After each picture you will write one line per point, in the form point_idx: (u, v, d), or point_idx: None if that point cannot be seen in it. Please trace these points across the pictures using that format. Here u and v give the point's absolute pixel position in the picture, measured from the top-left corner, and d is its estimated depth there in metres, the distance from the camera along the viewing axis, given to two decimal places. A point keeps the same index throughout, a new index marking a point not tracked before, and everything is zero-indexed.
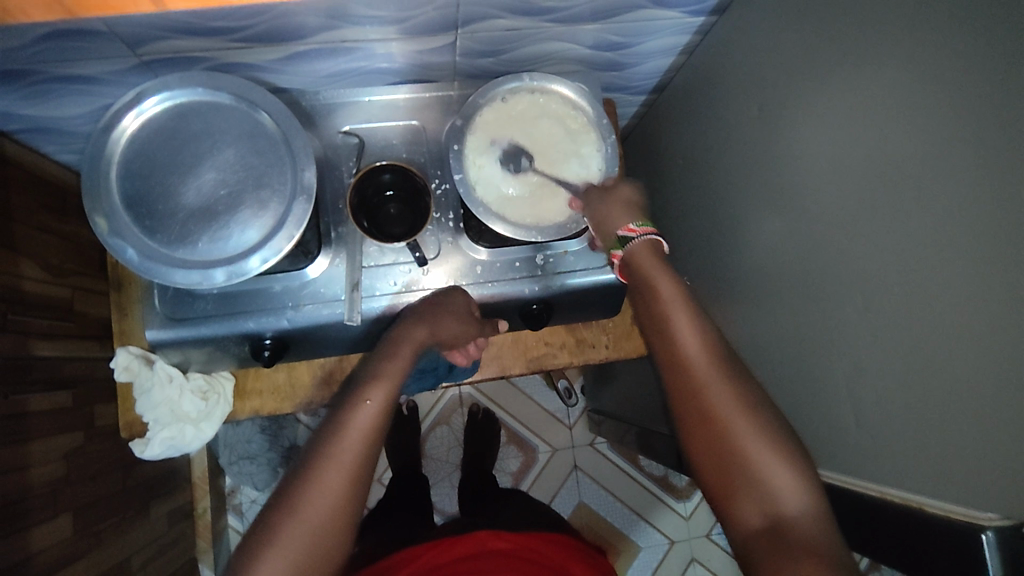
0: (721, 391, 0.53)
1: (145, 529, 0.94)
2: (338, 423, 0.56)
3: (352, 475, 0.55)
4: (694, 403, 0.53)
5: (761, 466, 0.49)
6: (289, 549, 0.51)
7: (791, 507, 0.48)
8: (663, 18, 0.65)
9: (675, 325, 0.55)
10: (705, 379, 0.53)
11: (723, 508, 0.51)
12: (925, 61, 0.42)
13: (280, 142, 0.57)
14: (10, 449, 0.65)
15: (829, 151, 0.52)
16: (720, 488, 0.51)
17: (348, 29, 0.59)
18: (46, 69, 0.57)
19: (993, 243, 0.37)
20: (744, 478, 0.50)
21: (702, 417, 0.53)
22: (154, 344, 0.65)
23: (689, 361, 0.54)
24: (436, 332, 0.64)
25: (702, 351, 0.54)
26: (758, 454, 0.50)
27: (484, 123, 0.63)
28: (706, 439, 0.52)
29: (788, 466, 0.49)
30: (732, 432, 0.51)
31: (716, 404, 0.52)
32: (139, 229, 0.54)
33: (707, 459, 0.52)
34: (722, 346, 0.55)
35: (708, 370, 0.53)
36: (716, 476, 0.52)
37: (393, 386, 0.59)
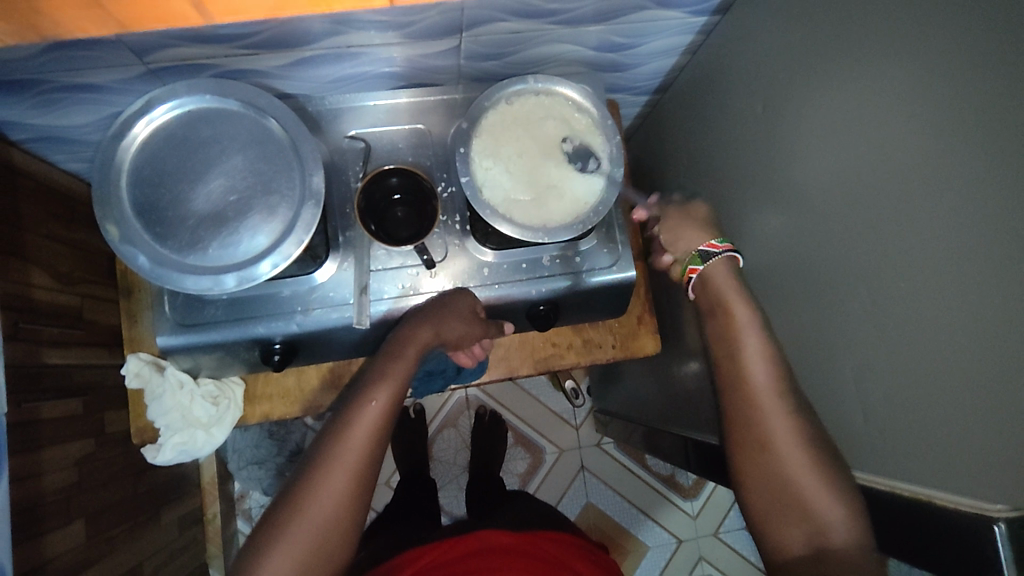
0: (785, 424, 0.58)
1: (156, 535, 0.95)
2: (344, 422, 0.57)
3: (357, 474, 0.55)
4: (754, 426, 0.60)
5: (808, 494, 0.55)
6: (296, 544, 0.52)
7: (836, 535, 0.53)
8: (665, 18, 0.66)
9: (742, 349, 0.62)
10: (762, 406, 0.60)
11: (765, 527, 0.59)
12: (930, 56, 0.42)
13: (288, 148, 0.58)
14: (24, 457, 0.66)
15: (834, 148, 0.52)
16: (764, 511, 0.59)
17: (353, 35, 0.59)
18: (55, 79, 0.58)
19: (998, 236, 0.38)
20: (791, 503, 0.57)
21: (760, 440, 0.59)
22: (164, 350, 0.65)
23: (752, 387, 0.61)
24: (441, 332, 0.64)
25: (768, 382, 0.60)
26: (809, 480, 0.55)
27: (489, 125, 0.64)
28: (760, 467, 0.59)
29: (839, 499, 0.54)
30: (786, 456, 0.57)
31: (775, 439, 0.58)
32: (150, 236, 0.55)
33: (761, 478, 0.59)
34: (784, 374, 0.60)
35: (774, 403, 0.59)
36: (767, 498, 0.59)
37: (397, 385, 0.59)
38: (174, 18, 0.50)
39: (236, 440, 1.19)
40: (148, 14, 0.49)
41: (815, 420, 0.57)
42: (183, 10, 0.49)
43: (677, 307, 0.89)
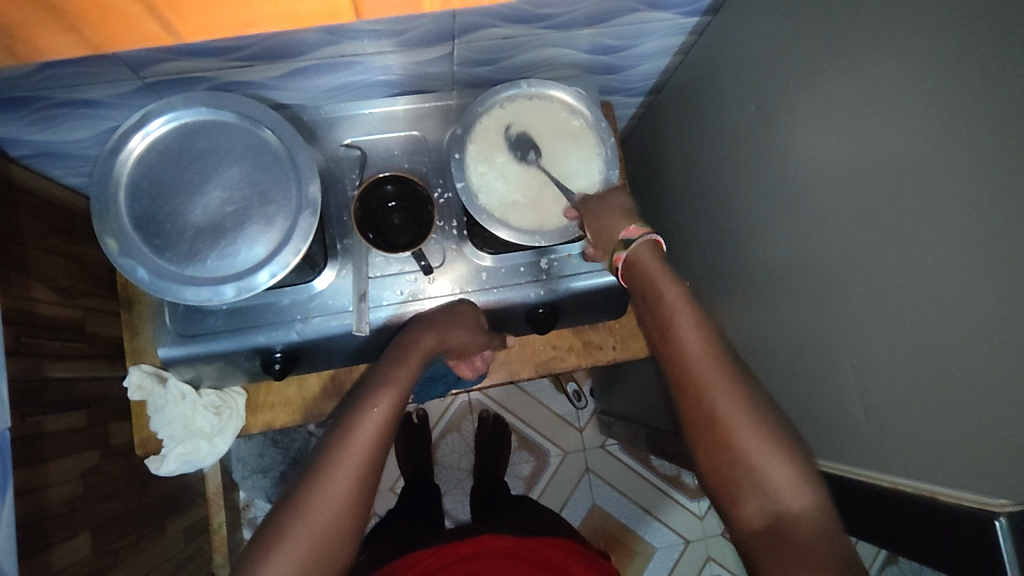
0: (731, 399, 0.53)
1: (162, 546, 0.95)
2: (347, 428, 0.57)
3: (358, 479, 0.55)
4: (697, 405, 0.54)
5: (763, 467, 0.52)
6: (297, 550, 0.52)
7: (793, 504, 0.50)
8: (657, 20, 0.66)
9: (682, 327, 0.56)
10: (704, 380, 0.54)
11: (724, 501, 0.53)
12: (921, 54, 0.42)
13: (284, 158, 0.58)
14: (28, 470, 0.66)
15: (828, 145, 0.52)
16: (720, 484, 0.54)
17: (347, 44, 0.59)
18: (52, 95, 0.58)
19: (994, 230, 0.38)
20: (745, 478, 0.52)
21: (704, 416, 0.54)
22: (165, 361, 0.66)
23: (689, 363, 0.55)
24: (445, 338, 0.65)
25: (707, 358, 0.55)
26: (761, 453, 0.52)
27: (484, 130, 0.64)
28: (713, 444, 0.54)
29: (792, 469, 0.51)
30: (735, 432, 0.53)
31: (723, 416, 0.53)
32: (148, 248, 0.55)
33: (713, 458, 0.54)
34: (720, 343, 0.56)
35: (713, 375, 0.54)
36: (721, 477, 0.54)
37: (400, 392, 0.60)
38: (148, 39, 0.50)
39: (240, 449, 1.19)
40: (120, 35, 0.48)
41: (759, 393, 0.54)
42: (155, 30, 0.48)
43: None
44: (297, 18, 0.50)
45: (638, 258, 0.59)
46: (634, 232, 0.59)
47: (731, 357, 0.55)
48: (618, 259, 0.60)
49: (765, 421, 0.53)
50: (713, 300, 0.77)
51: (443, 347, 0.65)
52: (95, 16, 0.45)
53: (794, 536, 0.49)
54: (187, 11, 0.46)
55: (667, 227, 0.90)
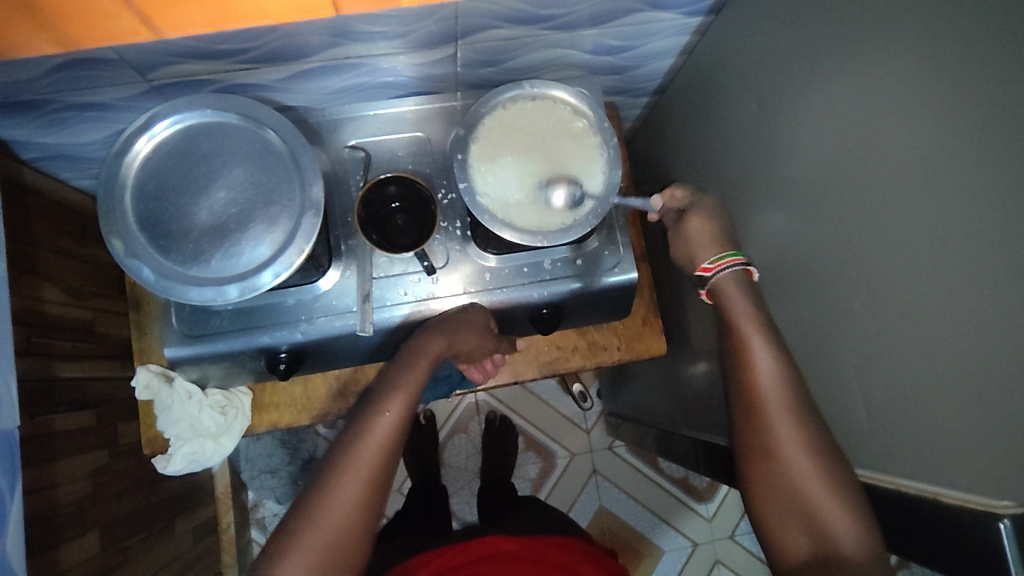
0: (790, 428, 0.56)
1: (170, 545, 0.96)
2: (357, 431, 0.57)
3: (368, 483, 0.56)
4: (762, 437, 0.57)
5: (817, 502, 0.53)
6: (309, 554, 0.52)
7: (845, 546, 0.52)
8: (660, 20, 0.66)
9: (755, 357, 0.58)
10: (770, 414, 0.57)
11: (772, 532, 0.57)
12: (921, 51, 0.42)
13: (288, 159, 0.58)
14: (38, 469, 0.67)
15: (831, 144, 0.52)
16: (770, 514, 0.57)
17: (351, 46, 0.60)
18: (60, 98, 0.59)
19: (997, 223, 0.37)
20: (798, 507, 0.55)
21: (763, 445, 0.57)
22: (173, 362, 0.67)
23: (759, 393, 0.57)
24: (453, 342, 0.65)
25: (779, 388, 0.57)
26: (816, 490, 0.54)
27: (486, 131, 0.64)
28: (765, 469, 0.57)
29: (847, 510, 0.52)
30: (792, 462, 0.55)
31: (781, 445, 0.56)
32: (154, 249, 0.56)
33: (772, 484, 0.57)
34: (796, 378, 0.57)
35: (778, 412, 0.56)
36: (774, 505, 0.57)
37: (410, 398, 0.60)
38: (120, 35, 0.51)
39: (248, 450, 1.20)
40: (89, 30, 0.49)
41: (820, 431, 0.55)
42: (125, 26, 0.50)
43: (683, 308, 0.88)
44: (270, 14, 0.51)
45: (722, 285, 0.61)
46: (725, 262, 0.61)
47: (801, 388, 0.57)
48: (701, 270, 0.62)
49: (821, 455, 0.54)
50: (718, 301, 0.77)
51: (451, 351, 0.65)
52: (82, 17, 0.47)
53: (840, 572, 0.51)
54: (154, 7, 0.48)
55: None
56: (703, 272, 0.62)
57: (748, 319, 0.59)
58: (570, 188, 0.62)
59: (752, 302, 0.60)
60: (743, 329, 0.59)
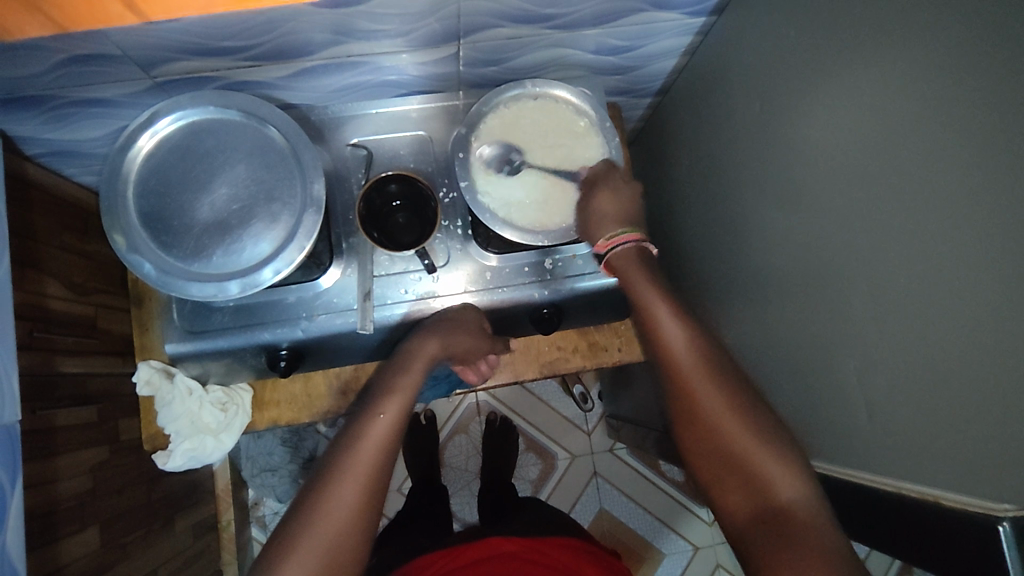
0: (709, 385, 0.56)
1: (170, 542, 0.96)
2: (356, 433, 0.58)
3: (367, 485, 0.55)
4: (686, 404, 0.56)
5: (749, 454, 0.53)
6: (309, 557, 0.52)
7: (783, 494, 0.51)
8: (663, 20, 0.66)
9: (659, 316, 0.58)
10: (691, 379, 0.56)
11: (716, 497, 0.55)
12: (923, 52, 0.42)
13: (289, 156, 0.58)
14: (39, 463, 0.67)
15: (834, 145, 0.51)
16: (710, 478, 0.55)
17: (354, 44, 0.60)
18: (65, 94, 0.60)
19: (998, 225, 0.37)
20: (735, 466, 0.53)
21: (689, 413, 0.56)
22: (174, 358, 0.67)
23: (670, 352, 0.58)
24: (448, 344, 0.64)
25: (687, 345, 0.57)
26: (747, 441, 0.53)
27: (488, 129, 0.64)
28: (695, 432, 0.56)
29: (779, 456, 0.52)
30: (719, 418, 0.55)
31: (704, 404, 0.55)
32: (155, 245, 0.56)
33: (703, 448, 0.55)
34: (702, 336, 0.58)
35: (695, 373, 0.56)
36: (712, 472, 0.55)
37: (406, 401, 0.60)
38: (114, 18, 0.49)
39: (249, 447, 1.20)
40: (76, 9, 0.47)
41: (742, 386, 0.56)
42: (121, 10, 0.48)
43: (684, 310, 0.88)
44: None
45: (619, 261, 0.61)
46: (620, 237, 0.60)
47: (709, 343, 0.58)
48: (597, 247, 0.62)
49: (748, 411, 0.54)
50: (719, 303, 0.77)
51: (447, 352, 0.65)
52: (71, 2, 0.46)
53: (787, 521, 0.49)
54: None
55: (673, 229, 0.89)
56: (599, 248, 0.61)
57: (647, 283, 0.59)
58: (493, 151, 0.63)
59: (653, 271, 0.60)
60: (645, 295, 0.59)
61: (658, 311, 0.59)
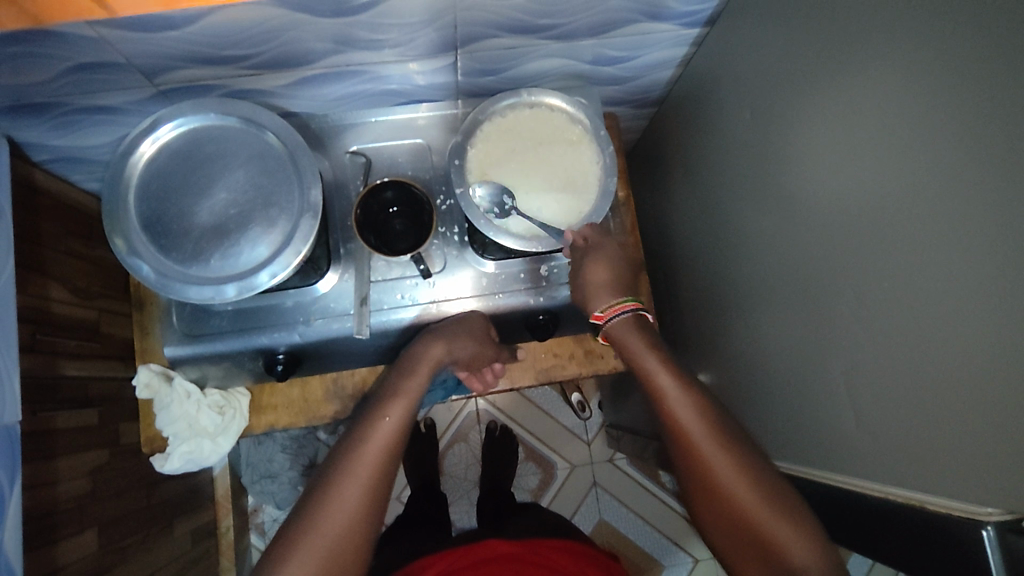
0: (724, 462, 0.58)
1: (168, 546, 0.96)
2: (359, 437, 0.58)
3: (370, 487, 0.56)
4: (702, 480, 0.59)
5: (767, 525, 0.55)
6: (311, 559, 0.52)
7: (797, 556, 0.54)
8: (658, 31, 0.67)
9: (676, 407, 0.60)
10: (704, 452, 0.58)
11: (737, 561, 0.59)
12: (907, 61, 0.42)
13: (287, 162, 0.59)
14: (40, 464, 0.68)
15: (824, 152, 0.52)
16: (734, 547, 0.58)
17: (354, 54, 0.62)
18: (71, 100, 0.61)
19: (979, 230, 0.38)
20: (755, 537, 0.56)
21: (732, 516, 0.57)
22: (173, 361, 0.68)
23: (686, 436, 0.59)
24: (453, 348, 0.65)
25: (700, 426, 0.59)
26: (764, 511, 0.56)
27: (484, 137, 0.65)
28: (714, 506, 0.59)
29: (792, 522, 0.55)
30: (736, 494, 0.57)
31: (721, 479, 0.58)
32: (155, 248, 0.57)
33: (722, 521, 0.58)
34: (715, 415, 0.60)
35: (706, 439, 0.59)
36: (732, 537, 0.58)
37: (407, 406, 0.61)
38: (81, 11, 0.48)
39: (251, 453, 1.20)
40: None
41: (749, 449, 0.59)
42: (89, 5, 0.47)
43: (682, 319, 0.89)
44: None
45: (619, 327, 0.65)
46: (617, 310, 0.65)
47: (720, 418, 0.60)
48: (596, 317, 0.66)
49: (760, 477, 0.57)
50: (715, 311, 0.77)
51: (452, 357, 0.65)
52: None
53: None
54: None
55: (669, 239, 0.89)
56: (596, 319, 0.66)
57: (661, 369, 0.62)
58: (492, 191, 0.63)
59: (658, 344, 0.64)
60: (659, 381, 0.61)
61: (671, 396, 0.61)
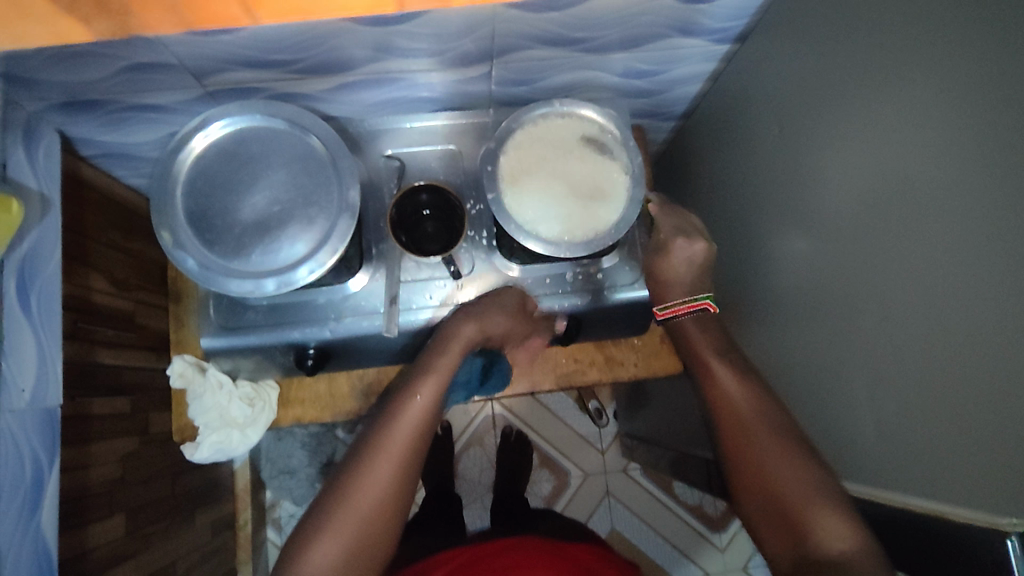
0: (763, 434, 0.59)
1: (189, 535, 0.98)
2: (391, 413, 0.60)
3: (400, 466, 0.58)
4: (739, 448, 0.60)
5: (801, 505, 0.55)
6: (342, 532, 0.55)
7: (832, 542, 0.52)
8: (688, 46, 0.68)
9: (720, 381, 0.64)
10: (743, 420, 0.61)
11: (767, 542, 0.58)
12: (930, 82, 0.44)
13: (328, 164, 0.62)
14: (76, 447, 0.71)
15: (849, 167, 0.53)
16: (770, 525, 0.57)
17: (392, 61, 0.64)
18: (123, 98, 0.64)
19: (1001, 245, 0.39)
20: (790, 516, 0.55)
21: (770, 493, 0.57)
22: (208, 352, 0.70)
23: (728, 406, 0.62)
24: (484, 326, 0.66)
25: (743, 398, 0.62)
26: (797, 485, 0.56)
27: (516, 143, 0.67)
28: (751, 477, 0.59)
29: (831, 511, 0.54)
30: (774, 468, 0.58)
31: (757, 451, 0.59)
32: (198, 242, 0.59)
33: (757, 497, 0.58)
34: (761, 393, 0.62)
35: (750, 413, 0.61)
36: (766, 515, 0.58)
37: (438, 385, 0.62)
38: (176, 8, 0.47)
39: (273, 449, 1.24)
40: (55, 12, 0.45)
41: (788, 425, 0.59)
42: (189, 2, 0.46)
43: None
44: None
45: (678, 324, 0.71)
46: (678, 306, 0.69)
47: (764, 393, 0.62)
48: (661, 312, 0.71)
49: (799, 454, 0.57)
50: (737, 322, 0.78)
51: (483, 334, 0.67)
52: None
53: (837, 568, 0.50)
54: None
55: None
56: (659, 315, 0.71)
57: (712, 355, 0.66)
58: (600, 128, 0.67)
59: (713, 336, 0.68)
60: (711, 362, 0.65)
61: (716, 371, 0.65)
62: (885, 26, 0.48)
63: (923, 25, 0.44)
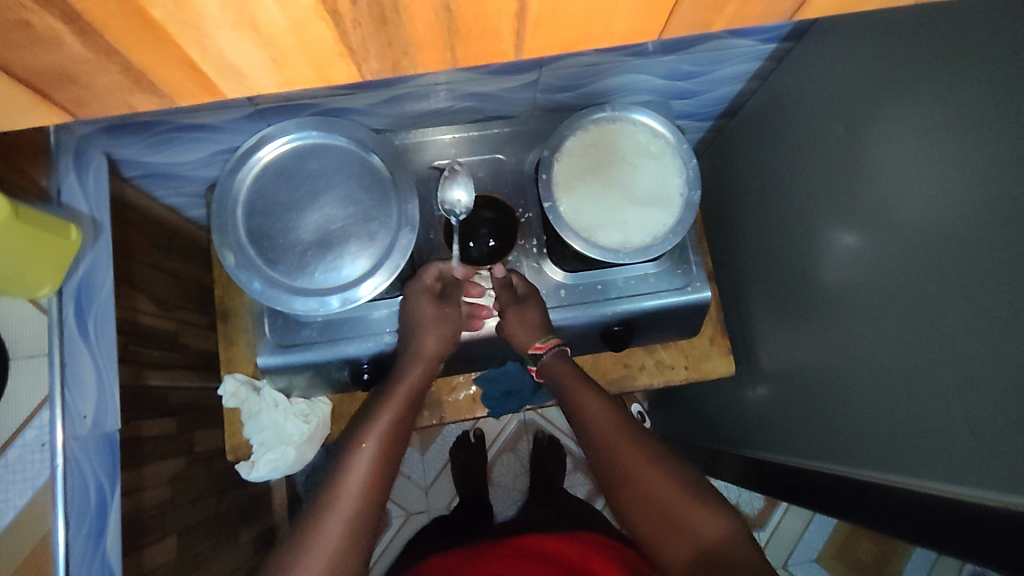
0: (643, 464, 0.62)
1: (234, 553, 0.98)
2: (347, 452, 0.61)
3: (358, 503, 0.58)
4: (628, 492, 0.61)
5: (678, 513, 0.59)
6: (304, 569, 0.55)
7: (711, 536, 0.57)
8: (736, 47, 0.68)
9: (592, 416, 0.65)
10: (623, 449, 0.63)
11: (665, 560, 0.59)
12: (994, 79, 0.44)
13: (385, 177, 0.61)
14: (131, 471, 0.70)
15: (908, 165, 0.53)
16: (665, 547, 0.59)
17: (442, 73, 0.64)
18: (173, 117, 0.64)
19: None
20: (675, 531, 0.58)
21: (663, 520, 0.59)
22: (263, 370, 0.70)
23: (600, 439, 0.64)
24: (435, 334, 0.67)
25: (614, 428, 0.64)
26: (677, 505, 0.59)
27: (570, 150, 0.66)
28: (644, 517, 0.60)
29: (706, 510, 0.59)
30: (662, 496, 0.60)
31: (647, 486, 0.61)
32: (261, 261, 0.59)
33: (646, 522, 0.60)
34: (627, 422, 0.65)
35: (625, 441, 0.63)
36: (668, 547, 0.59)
37: (394, 411, 0.64)
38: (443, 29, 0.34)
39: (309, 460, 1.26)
40: (212, 47, 0.33)
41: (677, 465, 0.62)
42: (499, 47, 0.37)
43: (749, 329, 0.89)
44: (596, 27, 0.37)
45: (550, 367, 0.69)
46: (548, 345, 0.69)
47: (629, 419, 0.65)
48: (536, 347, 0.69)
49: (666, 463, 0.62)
50: (788, 321, 0.77)
51: (433, 345, 0.67)
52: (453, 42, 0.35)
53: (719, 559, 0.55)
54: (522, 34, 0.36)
55: (735, 249, 0.90)
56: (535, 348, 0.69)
57: (588, 398, 0.66)
58: (653, 133, 0.67)
59: (582, 373, 0.69)
60: (581, 399, 0.66)
61: (591, 414, 0.65)
62: (941, 25, 0.48)
63: (984, 24, 0.44)
